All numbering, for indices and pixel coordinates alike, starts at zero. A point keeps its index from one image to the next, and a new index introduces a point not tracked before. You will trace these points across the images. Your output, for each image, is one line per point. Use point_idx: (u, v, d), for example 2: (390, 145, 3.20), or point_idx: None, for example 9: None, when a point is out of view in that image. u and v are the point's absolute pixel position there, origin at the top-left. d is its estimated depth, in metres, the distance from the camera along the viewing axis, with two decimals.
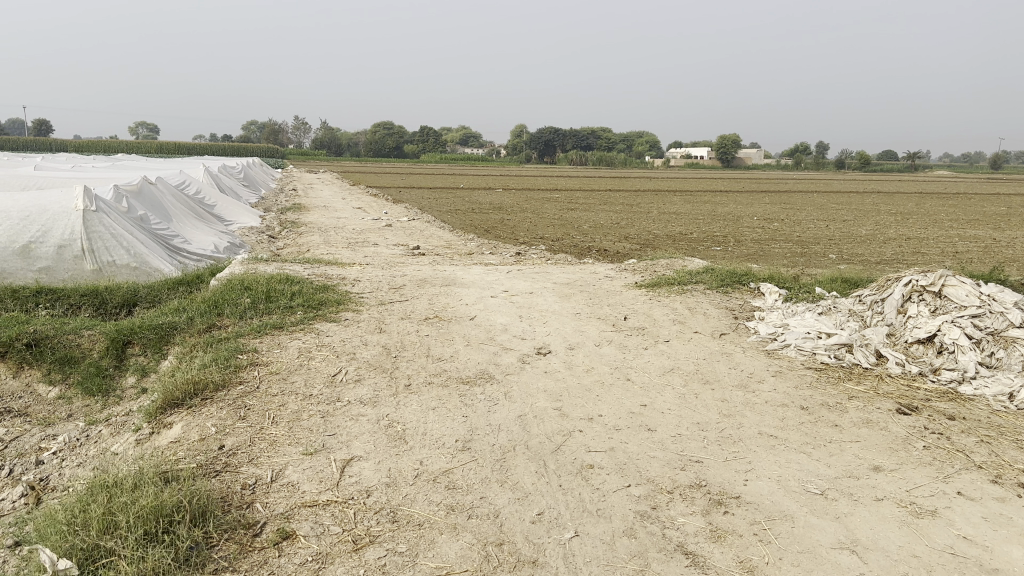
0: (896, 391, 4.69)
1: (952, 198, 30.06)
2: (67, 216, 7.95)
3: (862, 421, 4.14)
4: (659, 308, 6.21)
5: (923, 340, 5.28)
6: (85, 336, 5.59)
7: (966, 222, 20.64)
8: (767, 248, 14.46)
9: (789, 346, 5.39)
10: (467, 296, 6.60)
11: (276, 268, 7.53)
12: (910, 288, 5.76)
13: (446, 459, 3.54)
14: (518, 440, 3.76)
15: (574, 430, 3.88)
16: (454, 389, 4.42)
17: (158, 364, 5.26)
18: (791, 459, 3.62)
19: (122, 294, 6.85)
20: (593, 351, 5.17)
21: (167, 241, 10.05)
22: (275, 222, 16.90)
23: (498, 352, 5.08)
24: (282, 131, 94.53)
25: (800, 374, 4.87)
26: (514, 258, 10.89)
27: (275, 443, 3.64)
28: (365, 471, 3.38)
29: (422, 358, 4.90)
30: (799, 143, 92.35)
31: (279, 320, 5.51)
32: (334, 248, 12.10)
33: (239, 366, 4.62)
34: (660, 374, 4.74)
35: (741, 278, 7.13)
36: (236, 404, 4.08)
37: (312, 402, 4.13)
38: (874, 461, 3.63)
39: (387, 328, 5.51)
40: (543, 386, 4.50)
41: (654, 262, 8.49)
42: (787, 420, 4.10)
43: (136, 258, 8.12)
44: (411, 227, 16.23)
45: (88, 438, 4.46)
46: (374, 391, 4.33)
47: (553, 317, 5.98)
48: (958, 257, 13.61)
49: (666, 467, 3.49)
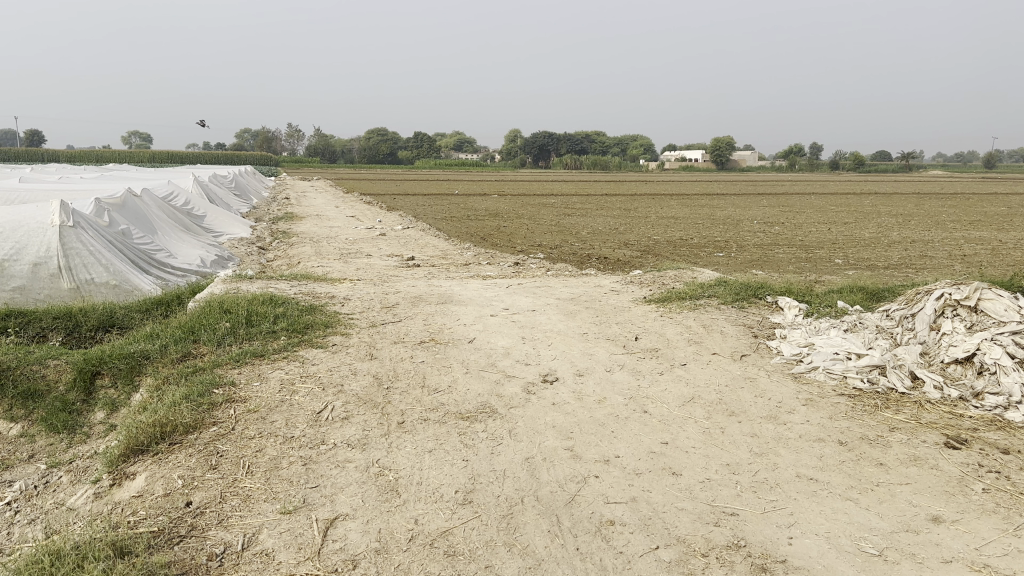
0: (940, 420, 4.22)
1: (949, 198, 29.83)
2: (42, 233, 7.47)
3: (909, 459, 3.70)
4: (673, 328, 5.76)
5: (961, 359, 4.80)
6: (51, 367, 5.12)
7: (969, 223, 20.16)
8: (769, 255, 13.96)
9: (817, 368, 4.95)
10: (465, 315, 6.15)
11: (261, 285, 7.08)
12: (943, 302, 5.32)
13: (445, 515, 3.09)
14: (526, 490, 3.31)
15: (590, 476, 3.44)
16: (452, 427, 3.96)
17: (129, 397, 4.77)
18: (838, 510, 3.17)
19: (97, 315, 6.40)
20: (604, 378, 4.72)
21: (149, 256, 9.58)
22: (266, 232, 16.44)
23: (500, 381, 4.63)
24: (275, 139, 93.72)
25: (834, 403, 4.41)
26: (513, 269, 10.46)
27: (249, 500, 3.18)
28: (351, 534, 2.93)
29: (417, 390, 4.44)
30: (793, 146, 92.76)
31: (260, 347, 5.05)
32: (325, 260, 11.62)
33: (213, 404, 4.15)
34: (681, 405, 4.30)
35: (757, 291, 6.69)
36: (207, 451, 3.63)
37: (294, 446, 3.68)
38: (932, 510, 3.18)
39: (379, 354, 5.06)
40: (550, 421, 4.05)
41: (659, 273, 8.04)
42: (826, 460, 3.66)
43: (116, 276, 7.63)
44: (406, 236, 15.80)
45: (46, 487, 3.95)
46: (363, 431, 3.88)
47: (558, 338, 5.52)
48: (969, 261, 13.15)
49: (697, 522, 3.05)
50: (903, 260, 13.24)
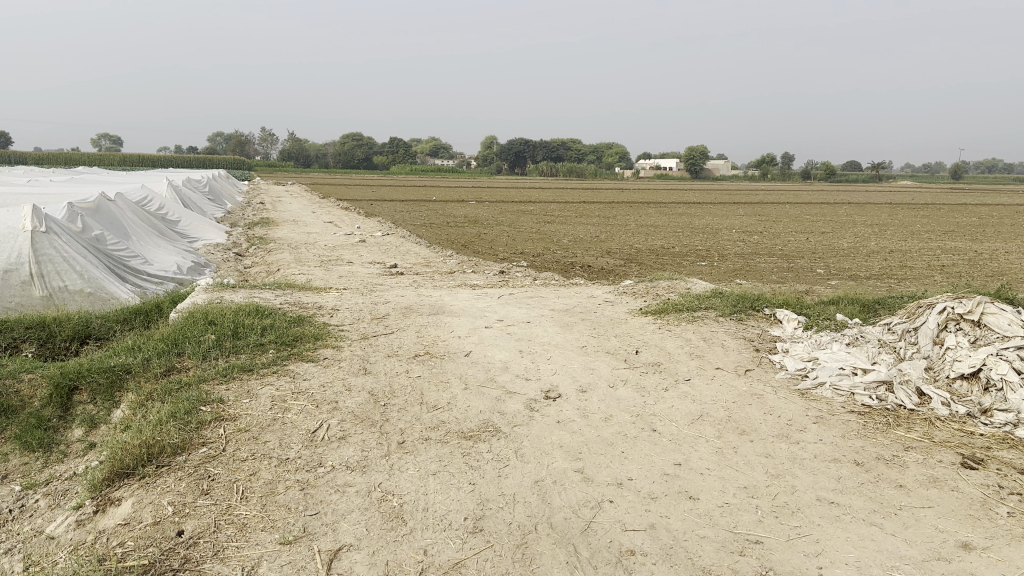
0: (953, 439, 4.12)
1: (921, 208, 30.25)
2: (13, 238, 7.15)
3: (929, 480, 3.60)
4: (673, 341, 5.64)
5: (967, 375, 4.71)
6: (26, 382, 4.86)
7: (944, 233, 20.40)
8: (751, 264, 13.95)
9: (824, 385, 4.84)
10: (459, 327, 5.98)
11: (245, 295, 6.83)
12: (945, 316, 5.24)
13: (456, 546, 2.92)
14: (538, 516, 3.14)
15: (604, 501, 3.28)
16: (455, 447, 3.79)
17: (109, 413, 4.51)
18: (864, 536, 3.05)
19: (73, 325, 6.12)
20: (608, 394, 4.57)
21: (123, 262, 9.26)
22: (243, 238, 16.10)
23: (502, 397, 4.46)
24: (249, 143, 92.87)
25: (844, 421, 4.31)
26: (499, 278, 10.30)
27: (245, 528, 2.98)
28: (357, 567, 2.74)
29: (416, 407, 4.26)
30: (766, 155, 93.92)
31: (248, 361, 4.84)
32: (305, 268, 11.36)
33: (202, 423, 3.93)
34: (689, 423, 4.17)
35: (755, 302, 6.60)
36: (198, 474, 3.41)
37: (289, 469, 3.47)
38: (961, 536, 3.06)
39: (373, 368, 4.86)
40: (557, 441, 3.89)
41: (653, 283, 7.93)
42: (844, 482, 3.54)
43: (91, 283, 7.33)
44: (387, 242, 15.56)
45: (22, 511, 3.69)
46: (362, 452, 3.68)
47: (557, 352, 5.37)
48: (948, 272, 13.26)
49: (722, 552, 2.91)
50: (885, 271, 13.30)
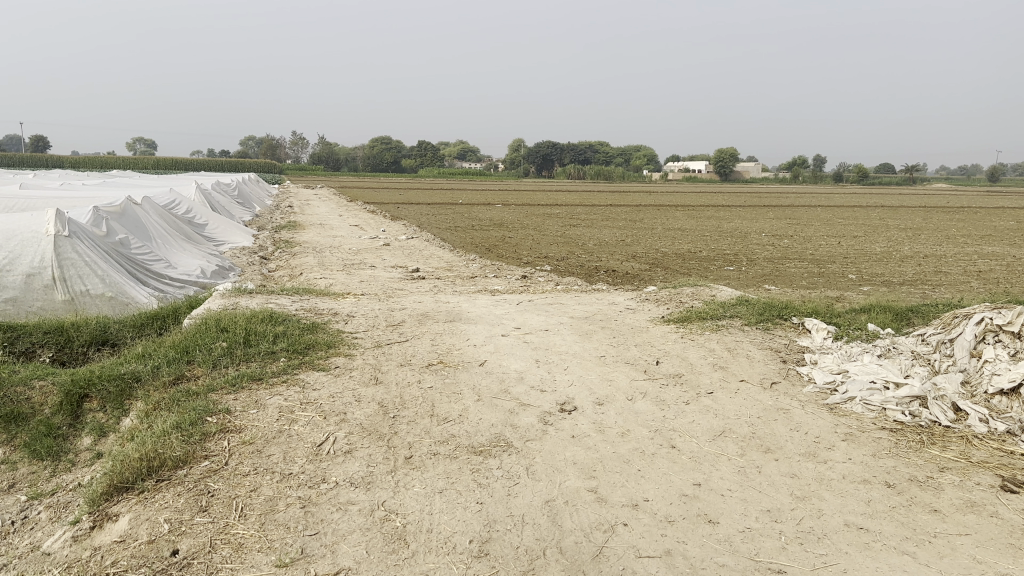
0: (992, 459, 3.87)
1: (956, 211, 29.49)
2: (36, 242, 7.17)
3: (965, 504, 3.38)
4: (695, 351, 5.44)
5: (1006, 390, 4.43)
6: (38, 389, 4.81)
7: (981, 237, 19.83)
8: (780, 268, 13.65)
9: (854, 400, 4.62)
10: (475, 335, 5.84)
11: (262, 301, 6.75)
12: (983, 327, 4.97)
13: (458, 571, 2.77)
14: (548, 540, 2.99)
15: (618, 524, 3.11)
16: (464, 463, 3.64)
17: (118, 421, 4.45)
18: (896, 566, 2.85)
19: (90, 331, 6.10)
20: (626, 408, 4.40)
21: (147, 266, 9.28)
22: (268, 241, 16.14)
23: (515, 410, 4.31)
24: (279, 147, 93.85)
25: (875, 439, 4.09)
26: (521, 282, 10.16)
27: (241, 549, 2.86)
28: None
29: (426, 420, 4.12)
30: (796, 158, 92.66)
31: (257, 370, 4.74)
32: (327, 272, 11.31)
33: (206, 436, 3.83)
34: (711, 440, 3.98)
35: (782, 311, 6.37)
36: (197, 490, 3.31)
37: (291, 485, 3.36)
38: (1000, 568, 2.85)
39: (384, 378, 4.74)
40: (571, 457, 3.74)
41: (676, 290, 7.73)
42: (875, 506, 3.33)
43: (112, 287, 7.31)
44: (411, 246, 15.49)
45: (24, 523, 3.62)
46: (368, 467, 3.56)
47: (575, 362, 5.21)
48: (984, 278, 12.83)
49: None
50: (919, 276, 12.90)
